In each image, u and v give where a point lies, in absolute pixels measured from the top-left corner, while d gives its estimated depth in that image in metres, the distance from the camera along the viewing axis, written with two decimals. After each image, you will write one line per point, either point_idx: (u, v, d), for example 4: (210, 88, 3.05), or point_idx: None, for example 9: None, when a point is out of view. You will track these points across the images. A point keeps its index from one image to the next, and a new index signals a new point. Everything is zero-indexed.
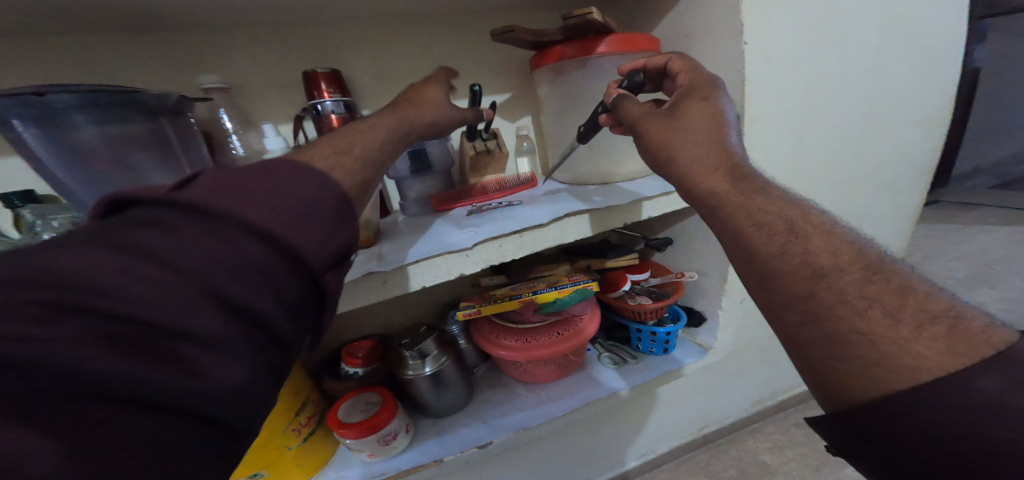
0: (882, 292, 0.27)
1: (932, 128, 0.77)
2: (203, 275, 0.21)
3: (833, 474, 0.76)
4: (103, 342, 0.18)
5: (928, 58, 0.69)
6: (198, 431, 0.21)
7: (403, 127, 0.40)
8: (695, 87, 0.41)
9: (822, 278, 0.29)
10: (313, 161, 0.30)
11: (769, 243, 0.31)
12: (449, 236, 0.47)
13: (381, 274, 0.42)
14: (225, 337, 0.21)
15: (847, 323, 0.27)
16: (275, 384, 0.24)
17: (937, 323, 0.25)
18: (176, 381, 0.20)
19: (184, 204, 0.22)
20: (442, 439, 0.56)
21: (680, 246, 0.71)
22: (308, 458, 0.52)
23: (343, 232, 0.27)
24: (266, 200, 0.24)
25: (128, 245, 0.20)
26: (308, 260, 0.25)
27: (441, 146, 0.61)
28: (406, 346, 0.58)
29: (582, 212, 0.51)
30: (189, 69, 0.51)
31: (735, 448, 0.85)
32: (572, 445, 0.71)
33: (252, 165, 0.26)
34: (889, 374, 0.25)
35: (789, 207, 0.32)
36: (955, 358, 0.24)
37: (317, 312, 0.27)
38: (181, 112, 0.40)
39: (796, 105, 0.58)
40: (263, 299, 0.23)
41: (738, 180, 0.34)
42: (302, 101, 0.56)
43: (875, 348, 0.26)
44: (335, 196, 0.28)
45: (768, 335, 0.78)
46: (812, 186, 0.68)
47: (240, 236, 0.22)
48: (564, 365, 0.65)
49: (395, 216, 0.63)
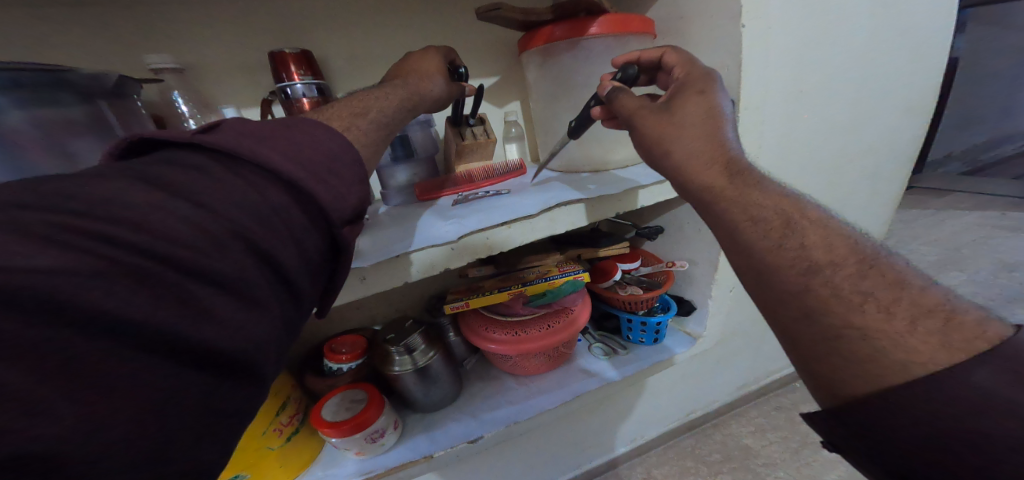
0: (875, 285, 0.27)
1: (915, 115, 0.77)
2: (233, 214, 0.21)
3: (812, 455, 0.78)
4: (136, 279, 0.17)
5: (920, 44, 0.68)
6: (215, 394, 0.20)
7: (394, 102, 0.36)
8: (689, 82, 0.39)
9: (816, 272, 0.28)
10: (303, 125, 0.28)
11: (766, 238, 0.30)
12: (433, 227, 0.45)
13: (358, 270, 0.41)
14: (255, 281, 0.21)
15: (840, 318, 0.26)
16: (288, 334, 0.24)
17: (933, 317, 0.25)
18: (212, 322, 0.19)
19: (214, 147, 0.23)
20: (431, 434, 0.56)
21: (671, 235, 0.70)
22: (293, 457, 0.51)
23: (359, 191, 0.29)
24: (290, 152, 0.25)
25: (154, 181, 0.20)
26: (329, 211, 0.25)
27: (422, 131, 0.60)
28: (392, 341, 0.56)
29: (573, 202, 0.50)
30: (142, 49, 0.47)
31: (719, 432, 0.87)
32: (562, 434, 0.72)
33: (275, 120, 0.27)
34: (882, 370, 0.25)
35: (783, 201, 0.31)
36: (949, 353, 0.24)
37: (330, 267, 0.28)
38: (123, 94, 0.37)
39: (787, 93, 0.57)
40: (287, 243, 0.23)
41: (734, 175, 0.33)
42: (268, 84, 0.53)
43: (868, 343, 0.25)
44: (354, 153, 0.29)
45: (754, 323, 0.79)
46: (798, 176, 0.68)
47: (266, 184, 0.23)
48: (554, 356, 0.64)
49: (376, 206, 0.60)
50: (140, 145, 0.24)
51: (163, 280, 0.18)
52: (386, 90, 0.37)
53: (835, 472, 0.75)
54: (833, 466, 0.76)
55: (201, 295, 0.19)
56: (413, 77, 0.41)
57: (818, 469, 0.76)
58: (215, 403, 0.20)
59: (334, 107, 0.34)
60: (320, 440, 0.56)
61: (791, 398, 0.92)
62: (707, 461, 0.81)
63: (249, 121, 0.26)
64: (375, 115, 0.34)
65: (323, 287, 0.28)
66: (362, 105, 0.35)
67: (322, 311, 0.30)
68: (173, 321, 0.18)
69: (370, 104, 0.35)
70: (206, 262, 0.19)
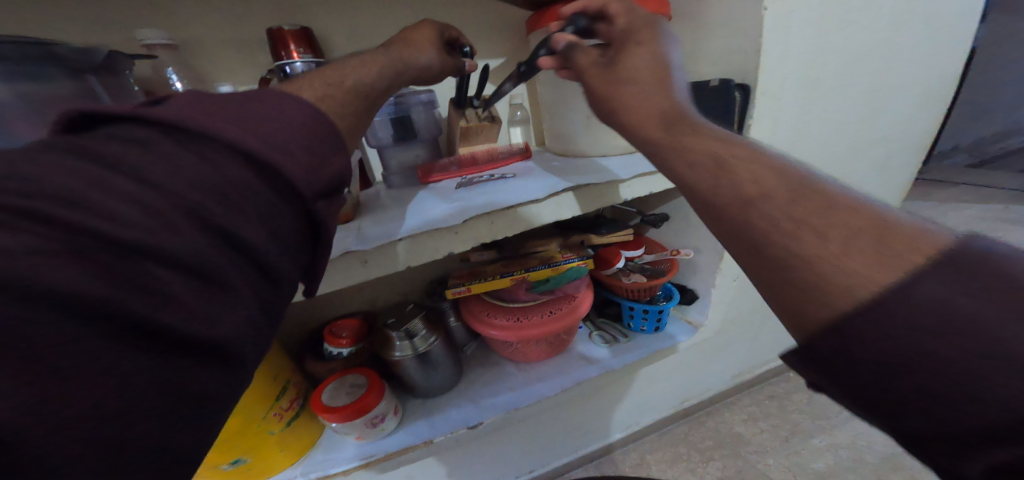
0: (811, 211, 0.22)
1: (945, 85, 0.73)
2: (181, 191, 0.19)
3: (801, 444, 0.80)
4: (67, 263, 0.15)
5: (944, 29, 0.65)
6: (175, 380, 0.18)
7: (374, 71, 0.35)
8: (634, 29, 0.36)
9: (750, 207, 0.24)
10: (281, 96, 0.26)
11: (739, 190, 0.25)
12: (436, 210, 0.44)
13: (359, 253, 0.40)
14: (210, 262, 0.19)
15: (783, 249, 0.22)
16: (261, 317, 0.22)
17: (873, 233, 0.20)
18: (157, 307, 0.17)
19: (161, 122, 0.20)
20: (432, 420, 0.57)
21: (677, 223, 0.69)
22: (292, 440, 0.52)
23: (335, 162, 0.26)
24: (251, 125, 0.22)
25: (101, 159, 0.18)
26: (300, 187, 0.23)
27: (426, 112, 0.57)
28: (393, 326, 0.56)
29: (579, 187, 0.49)
30: (133, 23, 0.45)
31: (712, 419, 0.89)
32: (558, 420, 0.73)
33: (237, 93, 0.24)
34: (828, 297, 0.21)
35: (717, 143, 0.27)
36: (889, 272, 0.19)
37: (309, 246, 0.26)
38: (114, 70, 0.36)
39: (804, 79, 0.55)
40: (252, 221, 0.21)
41: (670, 126, 0.31)
42: (266, 61, 0.50)
43: (812, 274, 0.21)
44: (329, 124, 0.27)
45: (753, 313, 0.79)
46: (818, 153, 0.66)
47: (221, 154, 0.20)
48: (555, 343, 0.65)
49: (377, 188, 0.59)
50: (80, 120, 0.21)
51: (106, 264, 0.16)
52: (388, 76, 0.36)
53: (823, 460, 0.77)
54: (820, 454, 0.78)
55: (150, 280, 0.17)
56: (399, 46, 0.39)
57: (806, 457, 0.78)
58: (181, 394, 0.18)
59: (307, 78, 0.32)
60: (320, 425, 0.57)
61: (783, 388, 0.94)
62: (699, 448, 0.83)
63: (207, 94, 0.23)
64: (350, 85, 0.33)
65: (303, 266, 0.26)
66: (336, 73, 0.33)
67: (309, 293, 0.29)
68: (122, 304, 0.16)
69: (344, 73, 0.33)
70: (153, 242, 0.17)
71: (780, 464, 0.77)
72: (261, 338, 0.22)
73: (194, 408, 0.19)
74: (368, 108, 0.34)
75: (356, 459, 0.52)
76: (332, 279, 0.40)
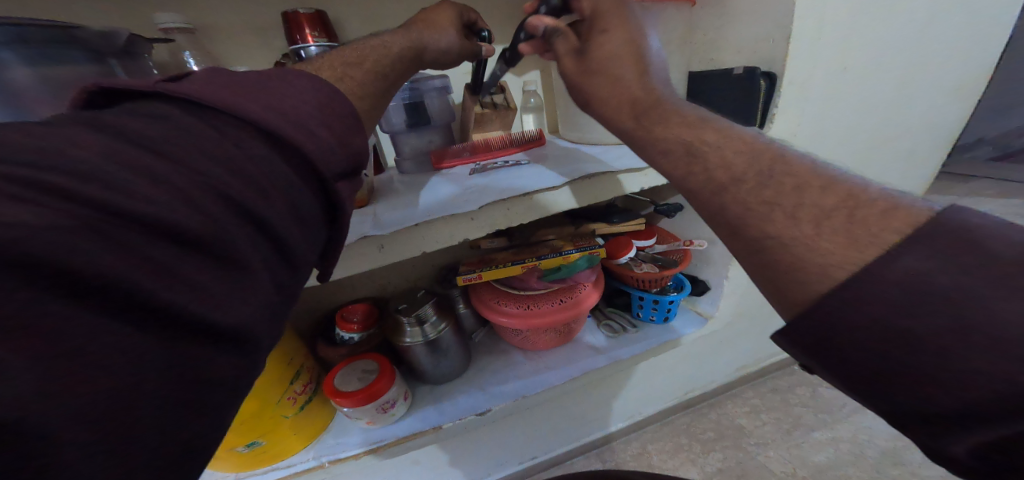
0: (775, 193, 0.25)
1: (980, 74, 0.70)
2: (202, 167, 0.19)
3: (803, 437, 0.81)
4: (97, 243, 0.15)
5: (983, 14, 0.62)
6: (207, 361, 0.18)
7: (394, 50, 0.34)
8: (600, 13, 0.37)
9: (722, 191, 0.27)
10: (299, 77, 0.26)
11: (756, 192, 0.26)
12: (453, 196, 0.44)
13: (376, 239, 0.40)
14: (235, 242, 0.19)
15: (758, 229, 0.25)
16: (282, 297, 0.22)
17: (834, 213, 0.23)
18: (187, 285, 0.18)
19: (186, 98, 0.21)
20: (441, 406, 0.58)
21: (689, 214, 0.70)
22: (305, 424, 0.54)
23: (353, 142, 0.27)
24: (269, 104, 0.23)
25: (125, 135, 0.18)
26: (318, 165, 0.24)
27: (440, 98, 0.56)
28: (404, 312, 0.57)
29: (593, 175, 0.49)
30: (146, 4, 0.44)
31: (714, 411, 0.90)
32: (563, 408, 0.75)
33: (256, 72, 0.24)
34: (796, 273, 0.23)
35: (682, 129, 0.31)
36: (855, 252, 0.22)
37: (327, 229, 0.26)
38: (133, 53, 0.36)
39: (834, 66, 0.52)
40: (272, 199, 0.21)
41: (640, 116, 0.34)
42: (279, 45, 0.50)
43: (783, 249, 0.24)
44: (347, 103, 0.27)
45: (762, 307, 0.79)
46: (836, 149, 0.65)
47: (244, 135, 0.21)
48: (564, 333, 0.65)
49: (389, 173, 0.59)
50: (103, 95, 0.21)
51: (129, 240, 0.16)
52: (403, 58, 0.35)
53: (824, 453, 0.78)
54: (822, 448, 0.79)
55: (172, 258, 0.17)
56: (422, 26, 0.38)
57: (807, 449, 0.79)
58: (209, 373, 0.18)
59: (326, 57, 0.31)
60: (332, 408, 0.59)
61: (786, 380, 0.94)
62: (701, 439, 0.84)
63: (226, 71, 0.23)
64: (370, 65, 0.32)
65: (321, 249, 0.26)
66: (356, 53, 0.32)
67: (324, 277, 0.29)
68: (146, 280, 0.16)
69: (365, 53, 0.33)
70: (180, 222, 0.18)
71: (781, 456, 0.78)
72: (283, 318, 0.23)
73: (221, 387, 0.19)
74: (385, 94, 0.33)
75: (365, 443, 0.54)
76: (350, 262, 0.40)
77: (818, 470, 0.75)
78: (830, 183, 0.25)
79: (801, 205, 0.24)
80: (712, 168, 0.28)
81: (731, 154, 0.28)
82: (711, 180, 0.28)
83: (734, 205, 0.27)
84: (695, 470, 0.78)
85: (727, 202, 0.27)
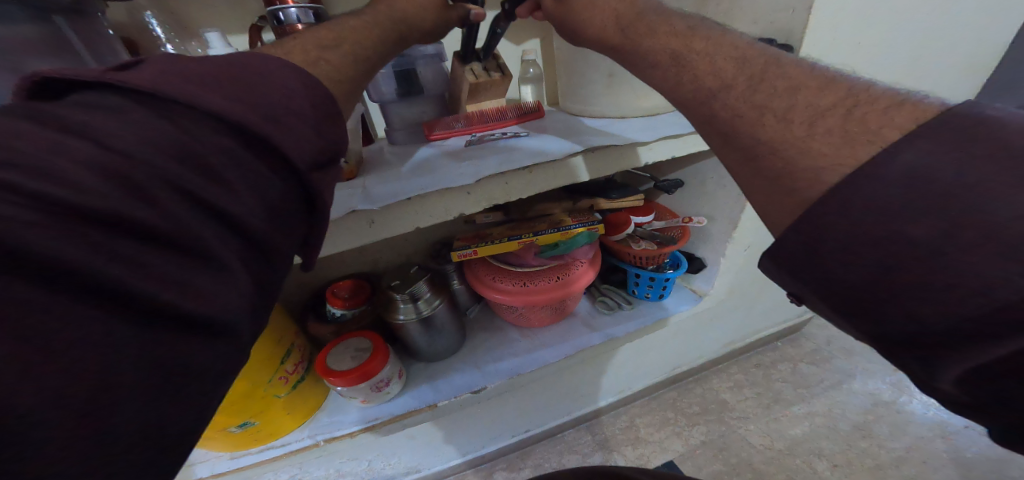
0: (770, 95, 0.24)
1: (976, 44, 0.69)
2: (160, 157, 0.17)
3: (782, 411, 0.85)
4: (44, 231, 0.14)
5: None
6: (179, 346, 0.17)
7: (377, 33, 0.32)
8: None
9: (713, 98, 0.26)
10: (265, 55, 0.24)
11: (755, 93, 0.24)
12: (447, 169, 0.42)
13: (366, 213, 0.38)
14: (200, 242, 0.18)
15: (751, 135, 0.24)
16: (255, 289, 0.21)
17: (833, 113, 0.22)
18: (149, 279, 0.16)
19: (139, 89, 0.18)
20: (436, 384, 0.59)
21: (690, 190, 0.68)
22: (299, 404, 0.55)
23: (321, 123, 0.24)
24: (233, 90, 0.21)
25: (70, 127, 0.17)
26: (288, 152, 0.21)
27: (435, 66, 0.53)
28: (397, 288, 0.56)
29: (599, 147, 0.46)
30: None
31: (700, 386, 0.93)
32: (556, 383, 0.77)
33: (219, 57, 0.22)
34: (796, 181, 0.22)
35: (672, 40, 0.29)
36: (858, 149, 0.21)
37: (305, 220, 0.24)
38: (85, 10, 0.33)
39: (863, 17, 0.48)
40: (236, 193, 0.19)
41: (626, 28, 0.32)
42: (256, 8, 0.46)
43: (778, 157, 0.23)
44: (310, 76, 0.25)
45: (755, 283, 0.80)
46: (879, 65, 0.57)
47: (204, 119, 0.19)
48: (560, 309, 0.66)
49: (380, 144, 0.55)
50: (44, 85, 0.18)
51: (82, 234, 0.15)
52: (371, 19, 0.32)
53: (800, 427, 0.82)
54: (800, 420, 0.83)
55: (133, 251, 0.16)
56: None
57: (784, 423, 0.82)
58: (183, 370, 0.17)
59: (300, 35, 0.29)
60: (325, 388, 0.60)
61: (770, 357, 0.98)
62: (686, 413, 0.88)
63: (183, 58, 0.21)
64: (350, 48, 0.30)
65: (298, 239, 0.24)
66: (336, 30, 0.30)
67: (307, 265, 0.26)
68: (105, 275, 0.15)
69: (345, 34, 0.30)
70: (138, 215, 0.16)
71: (759, 429, 0.82)
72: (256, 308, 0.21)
73: (198, 383, 0.18)
74: (364, 52, 0.31)
75: (361, 421, 0.55)
76: (338, 238, 0.39)
77: (794, 443, 0.79)
78: (838, 83, 0.23)
79: (795, 107, 0.23)
80: (702, 75, 0.27)
81: (722, 60, 0.26)
82: (702, 89, 0.26)
83: (726, 112, 0.25)
84: (679, 442, 0.82)
85: (718, 110, 0.26)
